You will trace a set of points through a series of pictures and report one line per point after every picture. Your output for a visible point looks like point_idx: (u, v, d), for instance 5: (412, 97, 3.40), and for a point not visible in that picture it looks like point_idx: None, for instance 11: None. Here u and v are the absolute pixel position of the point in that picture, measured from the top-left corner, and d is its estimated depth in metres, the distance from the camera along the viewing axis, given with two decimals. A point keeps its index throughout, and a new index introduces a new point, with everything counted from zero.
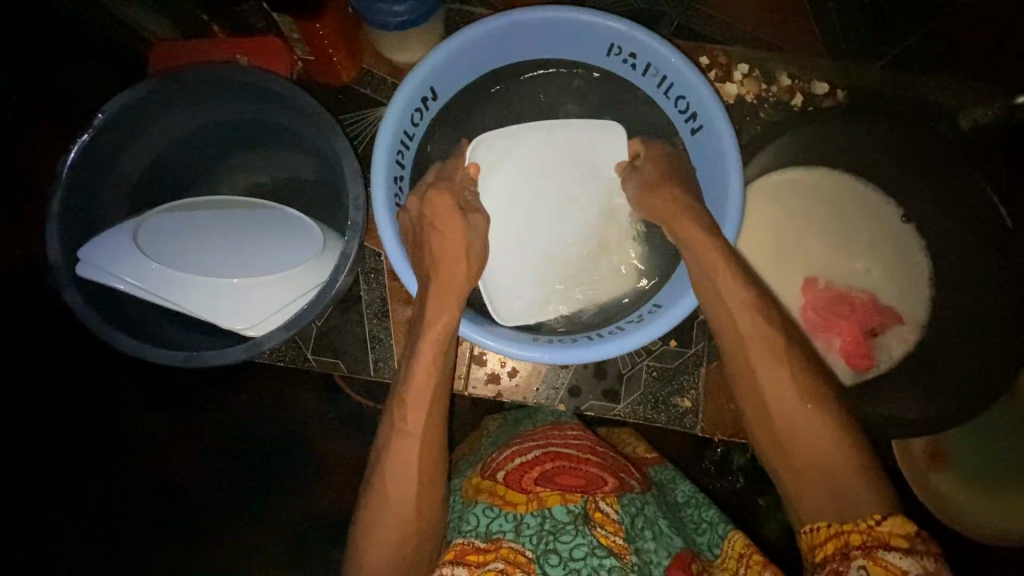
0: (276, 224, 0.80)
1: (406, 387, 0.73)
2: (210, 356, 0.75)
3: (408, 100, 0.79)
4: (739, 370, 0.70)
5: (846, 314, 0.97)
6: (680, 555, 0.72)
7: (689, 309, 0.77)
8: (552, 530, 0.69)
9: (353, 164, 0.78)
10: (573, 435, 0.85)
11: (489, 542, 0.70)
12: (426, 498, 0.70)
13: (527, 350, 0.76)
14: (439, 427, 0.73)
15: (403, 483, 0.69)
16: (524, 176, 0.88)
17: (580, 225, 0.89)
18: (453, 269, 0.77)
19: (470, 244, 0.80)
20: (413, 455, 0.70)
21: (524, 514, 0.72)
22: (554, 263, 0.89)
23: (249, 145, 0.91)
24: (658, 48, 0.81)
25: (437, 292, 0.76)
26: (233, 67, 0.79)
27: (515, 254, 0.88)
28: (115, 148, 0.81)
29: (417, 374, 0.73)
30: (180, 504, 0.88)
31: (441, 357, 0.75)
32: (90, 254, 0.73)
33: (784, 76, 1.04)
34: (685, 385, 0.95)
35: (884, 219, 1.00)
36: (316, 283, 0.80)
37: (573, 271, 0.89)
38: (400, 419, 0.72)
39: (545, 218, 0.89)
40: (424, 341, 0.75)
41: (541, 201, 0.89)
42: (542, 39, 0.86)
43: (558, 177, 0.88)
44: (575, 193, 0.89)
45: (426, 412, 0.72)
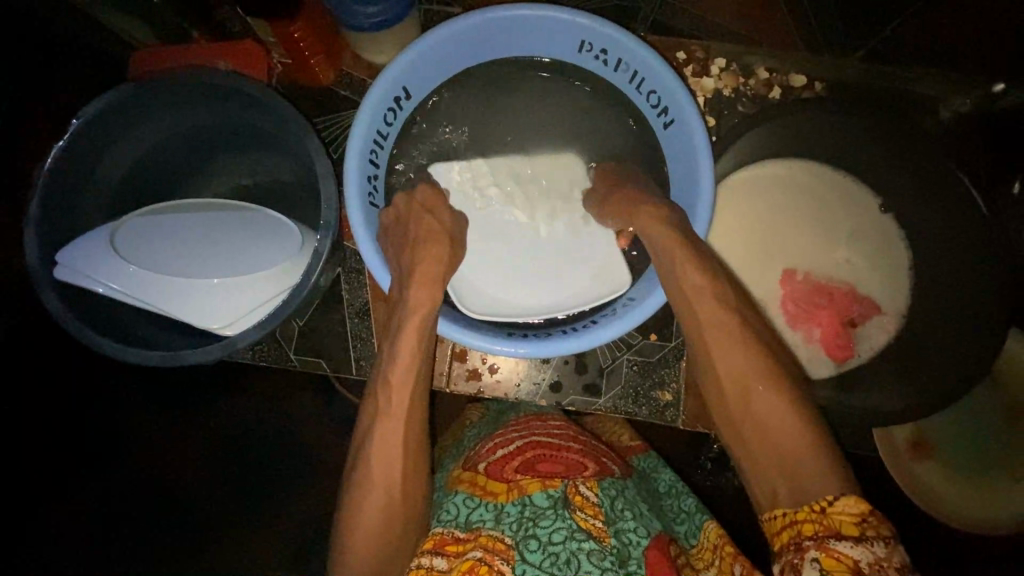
0: (252, 224, 0.81)
1: (388, 373, 0.74)
2: (186, 355, 0.76)
3: (379, 100, 0.80)
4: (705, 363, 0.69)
5: (825, 304, 0.98)
6: (659, 536, 0.72)
7: (660, 302, 0.77)
8: (532, 516, 0.69)
9: (326, 163, 0.79)
10: (556, 427, 0.87)
11: (469, 532, 0.70)
12: (407, 489, 0.70)
13: (500, 346, 0.77)
14: (418, 416, 0.74)
15: (381, 471, 0.70)
16: (498, 195, 0.90)
17: (554, 233, 0.91)
18: (430, 262, 0.78)
19: (447, 244, 0.81)
20: (394, 444, 0.71)
21: (505, 503, 0.72)
22: (537, 265, 0.90)
23: (231, 148, 0.92)
24: (627, 43, 0.82)
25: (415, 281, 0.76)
26: (209, 72, 0.80)
27: (496, 265, 0.90)
28: (94, 153, 0.82)
29: (402, 359, 0.74)
30: (179, 504, 0.90)
31: (422, 347, 0.75)
32: (68, 258, 0.74)
33: (762, 70, 1.04)
34: (665, 378, 0.96)
35: (863, 210, 1.00)
36: (292, 281, 0.80)
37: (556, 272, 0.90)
38: (383, 402, 0.73)
39: (529, 223, 0.91)
40: (406, 332, 0.74)
41: (517, 213, 0.91)
42: (514, 38, 0.87)
43: (538, 184, 0.91)
44: (557, 197, 0.91)
45: (407, 395, 0.73)
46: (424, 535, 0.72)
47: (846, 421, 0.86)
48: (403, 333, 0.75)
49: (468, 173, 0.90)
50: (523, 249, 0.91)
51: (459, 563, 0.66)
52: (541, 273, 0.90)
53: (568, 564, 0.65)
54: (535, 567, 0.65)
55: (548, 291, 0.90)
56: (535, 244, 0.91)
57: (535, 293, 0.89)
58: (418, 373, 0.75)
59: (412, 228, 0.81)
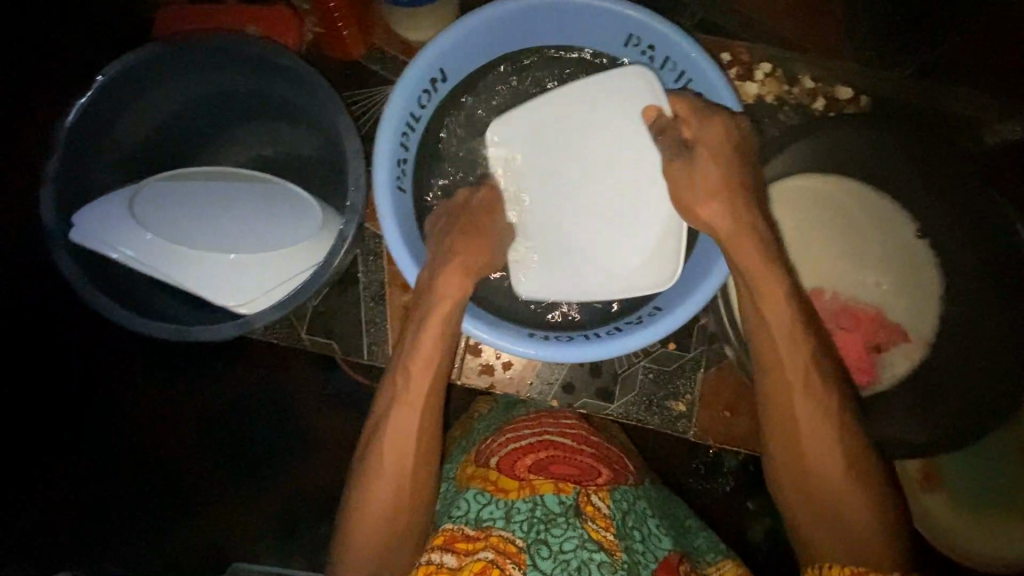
0: (273, 199, 0.79)
1: (410, 359, 0.73)
2: (199, 331, 0.72)
3: (416, 80, 0.77)
4: (777, 394, 0.68)
5: (851, 327, 0.94)
6: (668, 559, 0.73)
7: (687, 315, 0.75)
8: (544, 518, 0.70)
9: (355, 143, 0.75)
10: (569, 424, 0.87)
11: (479, 530, 0.71)
12: (418, 477, 0.71)
13: (522, 344, 0.75)
14: (435, 413, 0.73)
15: (394, 465, 0.70)
16: (547, 153, 0.82)
17: (600, 198, 0.82)
18: (474, 252, 0.77)
19: (483, 243, 0.78)
20: (408, 432, 0.71)
21: (515, 500, 0.73)
22: (569, 233, 0.83)
23: (259, 115, 0.89)
24: (676, 40, 0.78)
25: (450, 275, 0.75)
26: (239, 36, 0.76)
27: (537, 227, 0.83)
28: (116, 111, 0.79)
29: (421, 348, 0.73)
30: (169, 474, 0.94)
31: (442, 340, 0.74)
32: (83, 221, 0.72)
33: (807, 79, 1.00)
34: (682, 389, 0.93)
35: (899, 233, 0.97)
36: (314, 260, 0.78)
37: (591, 246, 0.83)
38: (399, 394, 0.73)
39: (573, 183, 0.83)
40: (427, 329, 0.74)
41: (563, 174, 0.83)
42: (558, 25, 0.83)
43: (598, 145, 0.82)
44: (616, 171, 0.82)
45: (426, 386, 0.72)
46: (432, 532, 0.73)
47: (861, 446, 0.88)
48: (424, 326, 0.74)
49: (520, 132, 0.82)
50: (557, 206, 0.83)
51: (470, 562, 0.67)
52: (571, 244, 0.83)
53: (579, 572, 0.65)
54: (546, 575, 0.66)
55: (572, 266, 0.83)
56: (573, 205, 0.83)
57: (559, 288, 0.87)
58: (439, 368, 0.73)
59: (449, 219, 0.79)
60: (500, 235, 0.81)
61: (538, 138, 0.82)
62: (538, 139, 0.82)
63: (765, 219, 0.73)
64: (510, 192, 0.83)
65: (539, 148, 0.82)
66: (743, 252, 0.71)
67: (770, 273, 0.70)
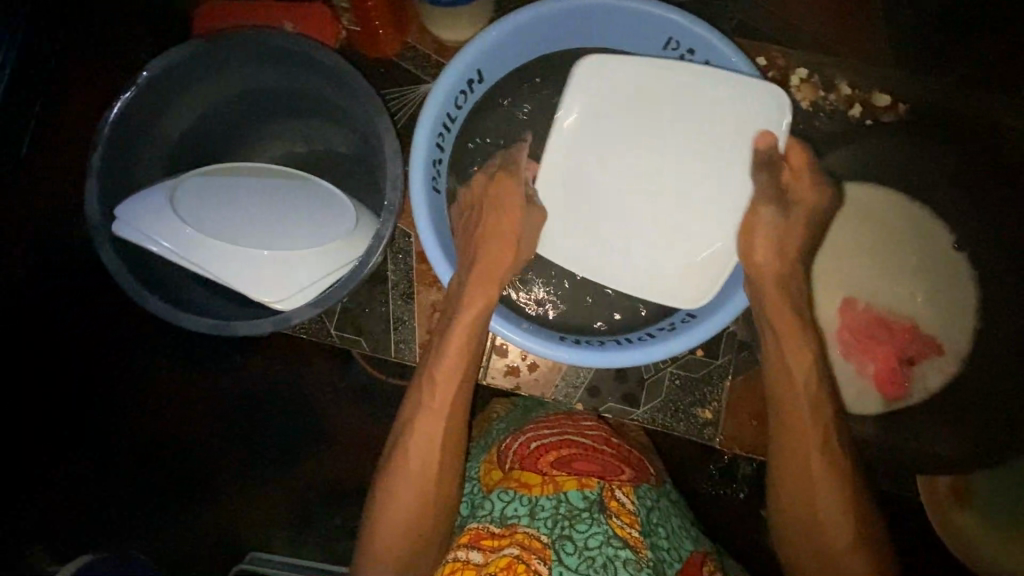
0: (308, 196, 0.79)
1: (434, 366, 0.76)
2: (238, 326, 0.72)
3: (454, 79, 0.77)
4: (789, 422, 0.76)
5: (884, 338, 0.93)
6: (691, 559, 0.75)
7: (718, 325, 0.74)
8: (567, 515, 0.72)
9: (393, 143, 0.75)
10: (587, 424, 0.86)
11: (505, 527, 0.73)
12: (441, 480, 0.74)
13: (555, 349, 0.75)
14: (462, 416, 0.77)
15: (422, 464, 0.74)
16: (624, 121, 0.75)
17: (667, 184, 0.76)
18: (503, 254, 0.77)
19: (511, 245, 0.77)
20: (435, 434, 0.75)
21: (539, 496, 0.74)
22: (619, 211, 0.77)
23: (295, 112, 0.89)
24: (717, 44, 0.77)
25: (481, 281, 0.76)
26: (281, 35, 0.77)
27: (591, 203, 0.77)
28: (158, 106, 0.80)
29: (450, 353, 0.76)
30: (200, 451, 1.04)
31: (471, 345, 0.76)
32: (127, 213, 0.73)
33: (844, 85, 0.98)
34: (708, 396, 0.92)
35: (934, 244, 0.95)
36: (348, 259, 0.78)
37: (641, 231, 0.78)
38: (426, 398, 0.76)
39: (645, 159, 0.76)
40: (455, 334, 0.76)
41: (634, 149, 0.76)
42: (597, 27, 0.82)
43: (696, 129, 0.74)
44: (698, 166, 0.75)
45: (454, 390, 0.75)
46: (459, 531, 0.76)
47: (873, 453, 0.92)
48: (452, 332, 0.76)
49: (602, 86, 0.73)
50: (621, 177, 0.76)
51: (495, 558, 0.70)
52: (618, 221, 0.78)
53: (604, 568, 0.67)
54: (571, 570, 0.67)
55: (620, 246, 0.78)
56: (638, 178, 0.76)
57: (586, 292, 0.87)
58: (464, 378, 0.76)
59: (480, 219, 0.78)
60: (524, 227, 0.77)
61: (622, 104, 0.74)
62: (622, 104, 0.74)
63: (785, 236, 0.75)
64: (555, 148, 0.76)
65: (619, 107, 0.74)
66: (755, 270, 0.75)
67: (774, 293, 0.75)
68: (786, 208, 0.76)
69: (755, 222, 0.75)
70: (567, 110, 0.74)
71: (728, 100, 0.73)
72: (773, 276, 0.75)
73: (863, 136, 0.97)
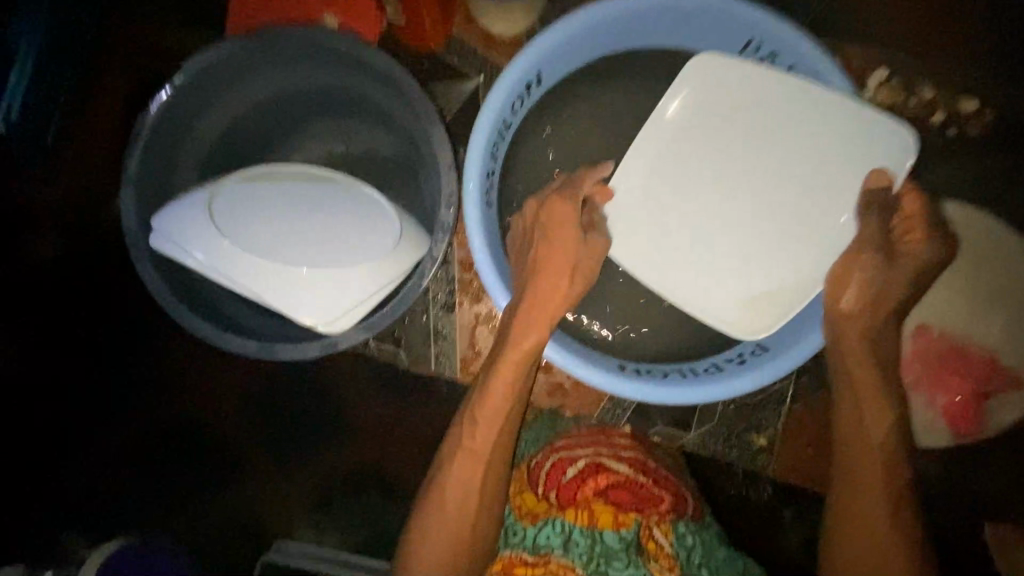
0: (353, 207, 0.74)
1: (479, 398, 0.72)
2: (283, 349, 0.70)
3: (510, 87, 0.70)
4: (857, 474, 0.71)
5: (957, 369, 0.86)
6: None
7: (789, 366, 0.69)
8: (603, 554, 0.71)
9: (447, 154, 0.70)
10: (623, 445, 0.81)
11: (538, 556, 0.72)
12: (480, 516, 0.71)
13: (618, 382, 0.70)
14: (506, 448, 0.72)
15: (460, 499, 0.70)
16: (721, 132, 0.71)
17: (757, 205, 0.73)
18: (553, 280, 0.71)
19: (565, 274, 0.71)
20: (475, 469, 0.71)
21: (574, 527, 0.73)
22: (699, 227, 0.74)
23: (337, 111, 0.84)
24: (805, 48, 0.70)
25: (535, 311, 0.70)
26: (328, 31, 0.71)
27: (674, 214, 0.74)
28: (194, 107, 0.75)
29: (496, 384, 0.71)
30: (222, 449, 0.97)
31: (519, 376, 0.71)
32: (164, 225, 0.69)
33: (927, 89, 0.90)
34: (763, 423, 0.88)
35: (1018, 268, 0.87)
36: (394, 277, 0.73)
37: (719, 253, 0.75)
38: (469, 431, 0.72)
39: (736, 177, 0.73)
40: (502, 366, 0.71)
41: (728, 161, 0.72)
42: (667, 24, 0.75)
43: (799, 150, 0.71)
44: (793, 195, 0.72)
45: (499, 423, 0.71)
46: (493, 557, 0.74)
47: (932, 485, 0.88)
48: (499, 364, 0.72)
49: (710, 87, 0.70)
50: (709, 191, 0.73)
51: None
52: (698, 238, 0.75)
53: None
54: None
55: (698, 262, 0.75)
56: (727, 194, 0.73)
57: (639, 316, 0.81)
58: (511, 409, 0.72)
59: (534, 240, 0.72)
60: (587, 254, 0.71)
61: (722, 114, 0.71)
62: (724, 115, 0.71)
63: (885, 287, 0.69)
64: (647, 136, 0.72)
65: (722, 115, 0.71)
66: (838, 316, 0.70)
67: (859, 335, 0.70)
68: (888, 252, 0.69)
69: (854, 262, 0.69)
70: (670, 99, 0.71)
71: (840, 133, 0.69)
72: (859, 325, 0.70)
73: (939, 146, 0.90)
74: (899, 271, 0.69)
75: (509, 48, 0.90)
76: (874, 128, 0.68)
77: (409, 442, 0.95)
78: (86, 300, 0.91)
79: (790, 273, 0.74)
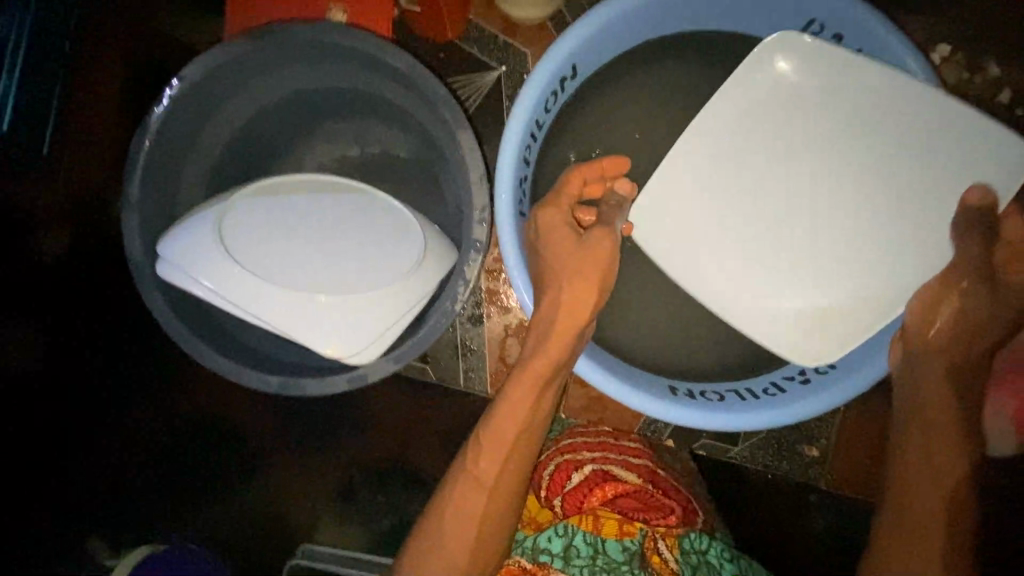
0: (375, 224, 0.68)
1: (492, 425, 0.66)
2: (308, 384, 0.65)
3: (546, 83, 0.63)
4: (919, 495, 0.64)
5: None
6: None
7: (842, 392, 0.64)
8: (605, 567, 0.68)
9: (478, 161, 0.64)
10: (631, 448, 0.79)
11: (536, 565, 0.70)
12: (485, 538, 0.65)
13: (677, 408, 0.64)
14: (519, 470, 0.66)
15: (459, 518, 0.65)
16: (780, 132, 0.68)
17: (817, 209, 0.69)
18: (573, 287, 0.65)
19: (587, 280, 0.65)
20: (478, 487, 0.65)
21: (576, 534, 0.70)
22: (769, 231, 0.71)
23: (351, 114, 0.77)
24: (875, 30, 0.62)
25: (553, 336, 0.64)
26: (340, 26, 0.63)
27: (733, 223, 0.71)
28: (197, 116, 0.68)
29: (506, 401, 0.66)
30: (230, 464, 0.93)
31: (537, 394, 0.66)
32: (171, 252, 0.64)
33: (997, 65, 0.80)
34: (815, 433, 0.83)
35: None
36: (423, 299, 0.67)
37: (782, 261, 0.71)
38: (472, 449, 0.67)
39: (810, 178, 0.69)
40: (517, 383, 0.66)
41: (789, 162, 0.69)
42: (715, 5, 0.68)
43: (866, 147, 0.67)
44: (873, 200, 0.68)
45: (507, 442, 0.65)
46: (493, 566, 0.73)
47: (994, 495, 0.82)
48: (514, 381, 0.66)
49: (794, 83, 0.65)
50: (769, 195, 0.70)
51: None
52: (765, 243, 0.71)
53: None
54: None
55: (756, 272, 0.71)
56: (796, 197, 0.70)
57: (684, 326, 0.75)
58: (527, 435, 0.66)
59: (556, 246, 0.66)
60: (597, 248, 0.65)
61: (783, 111, 0.67)
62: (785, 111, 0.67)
63: (979, 317, 0.65)
64: (719, 134, 0.68)
65: (805, 110, 0.67)
66: (927, 346, 0.66)
67: (946, 367, 0.66)
68: (989, 279, 0.64)
69: (951, 290, 0.65)
70: (747, 94, 0.67)
71: (935, 138, 0.64)
72: (944, 357, 0.66)
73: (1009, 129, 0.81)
74: (990, 296, 0.65)
75: (532, 34, 0.82)
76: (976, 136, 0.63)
77: (432, 453, 0.92)
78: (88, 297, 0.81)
79: (865, 284, 0.70)
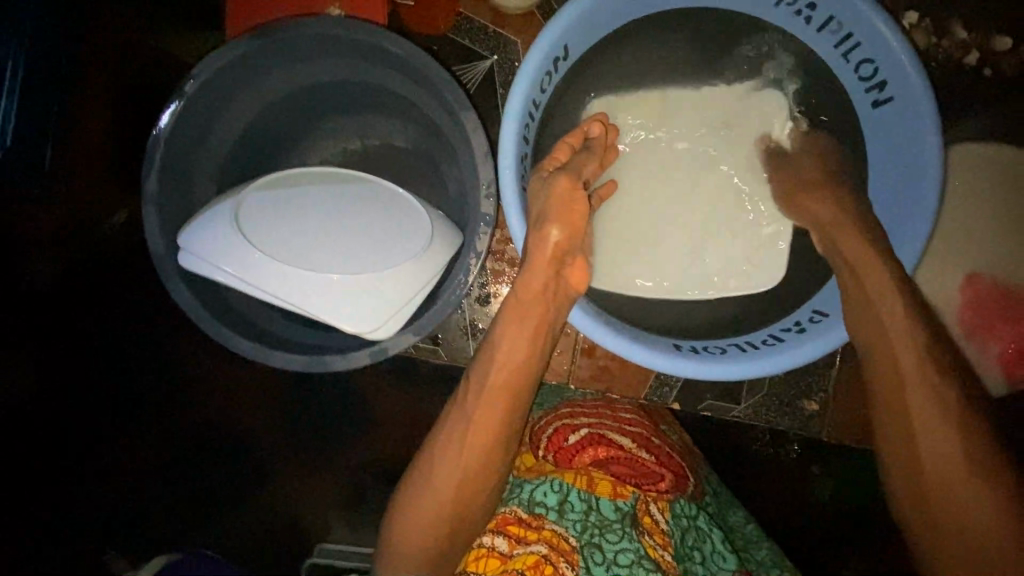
0: (377, 204, 0.71)
1: (484, 375, 0.69)
2: (332, 360, 0.68)
3: (538, 64, 0.66)
4: None
5: (1015, 315, 0.83)
6: None
7: (813, 351, 0.67)
8: (597, 524, 0.69)
9: (481, 140, 0.67)
10: (626, 418, 0.80)
11: (533, 516, 0.71)
12: (479, 478, 0.68)
13: (648, 354, 0.68)
14: (515, 419, 0.70)
15: (454, 459, 0.68)
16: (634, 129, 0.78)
17: (687, 192, 0.78)
18: (562, 230, 0.65)
19: (571, 225, 0.65)
20: (470, 431, 0.68)
21: (571, 490, 0.71)
22: (650, 203, 0.78)
23: (354, 104, 0.80)
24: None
25: (529, 279, 0.66)
26: (338, 19, 0.66)
27: (627, 216, 0.78)
28: (206, 116, 0.71)
29: (502, 348, 0.69)
30: (249, 455, 0.97)
31: (533, 350, 0.70)
32: (195, 245, 0.66)
33: (961, 28, 0.85)
34: (813, 386, 0.86)
35: None
36: (435, 274, 0.70)
37: (670, 246, 0.79)
38: (463, 396, 0.70)
39: (677, 149, 0.78)
40: (509, 336, 0.69)
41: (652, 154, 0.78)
42: None
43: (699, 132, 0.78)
44: (698, 182, 0.78)
45: (500, 391, 0.69)
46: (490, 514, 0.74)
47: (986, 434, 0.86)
48: (505, 334, 0.69)
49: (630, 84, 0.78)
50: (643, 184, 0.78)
51: (520, 552, 0.68)
52: (657, 209, 0.78)
53: None
54: None
55: (651, 258, 0.78)
56: (665, 185, 0.78)
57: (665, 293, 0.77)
58: (511, 386, 0.69)
59: (549, 197, 0.65)
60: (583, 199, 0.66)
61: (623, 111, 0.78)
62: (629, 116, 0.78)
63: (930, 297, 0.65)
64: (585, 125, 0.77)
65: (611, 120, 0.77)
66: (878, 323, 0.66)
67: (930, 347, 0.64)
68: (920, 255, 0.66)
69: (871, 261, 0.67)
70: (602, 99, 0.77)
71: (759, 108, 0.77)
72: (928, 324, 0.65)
73: (976, 89, 0.86)
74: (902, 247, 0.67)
75: (521, 23, 0.85)
76: (756, 99, 0.77)
77: None
78: (92, 301, 0.87)
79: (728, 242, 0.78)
